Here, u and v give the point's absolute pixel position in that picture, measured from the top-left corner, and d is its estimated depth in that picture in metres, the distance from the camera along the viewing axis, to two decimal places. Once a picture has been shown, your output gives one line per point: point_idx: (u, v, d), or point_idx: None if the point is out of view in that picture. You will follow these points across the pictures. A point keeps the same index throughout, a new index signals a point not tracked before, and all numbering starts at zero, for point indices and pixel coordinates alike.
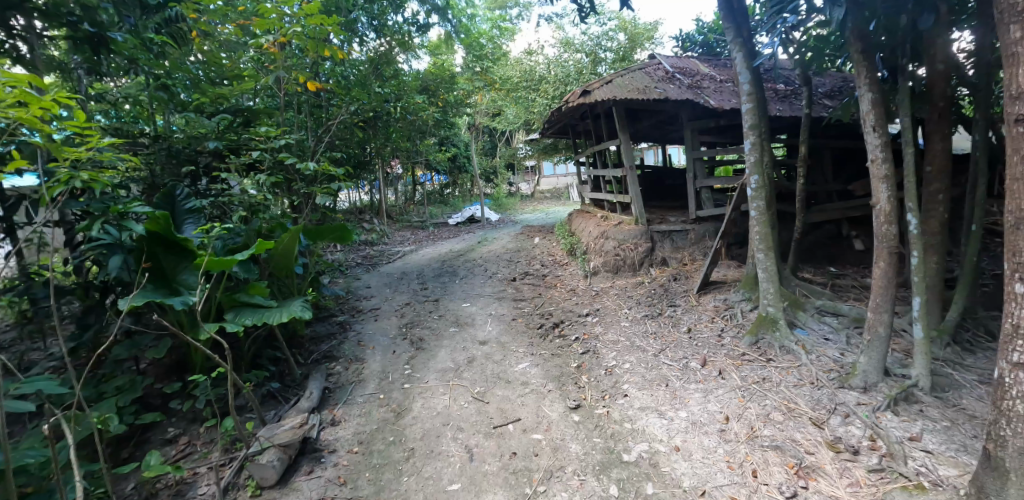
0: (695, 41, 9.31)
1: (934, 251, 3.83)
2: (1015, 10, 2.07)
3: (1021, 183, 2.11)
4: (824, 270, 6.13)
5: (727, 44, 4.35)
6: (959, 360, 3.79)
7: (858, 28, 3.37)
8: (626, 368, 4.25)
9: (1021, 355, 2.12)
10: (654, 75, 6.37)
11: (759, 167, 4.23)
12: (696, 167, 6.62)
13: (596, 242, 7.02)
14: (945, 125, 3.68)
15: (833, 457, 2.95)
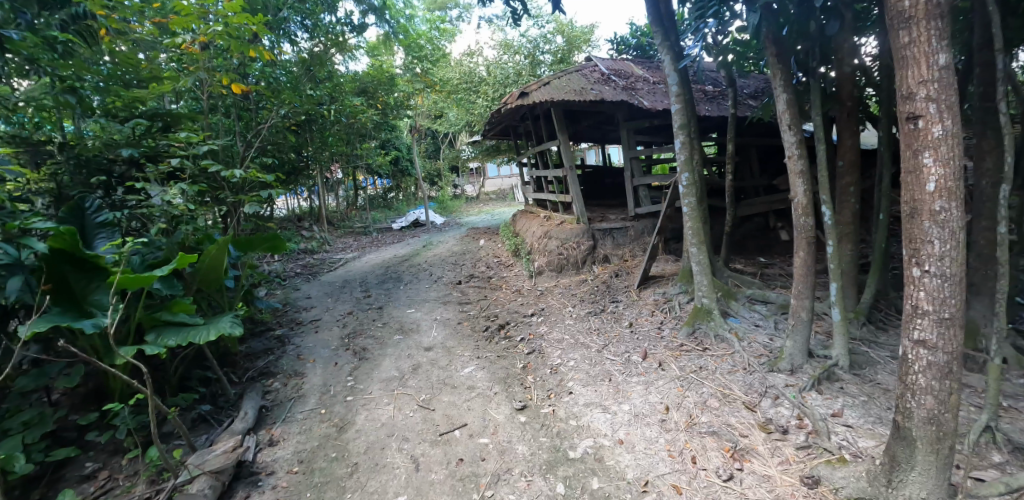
0: (629, 45, 9.67)
1: (848, 239, 4.13)
2: (903, 17, 2.24)
3: (913, 176, 2.29)
4: (754, 261, 6.51)
5: (656, 47, 4.49)
6: (873, 338, 4.12)
7: (773, 33, 3.58)
8: (570, 365, 4.31)
9: (922, 332, 2.31)
10: (590, 77, 6.53)
11: (690, 165, 4.40)
12: (633, 166, 6.85)
13: (540, 242, 7.05)
14: (853, 123, 3.97)
15: (765, 438, 3.12)
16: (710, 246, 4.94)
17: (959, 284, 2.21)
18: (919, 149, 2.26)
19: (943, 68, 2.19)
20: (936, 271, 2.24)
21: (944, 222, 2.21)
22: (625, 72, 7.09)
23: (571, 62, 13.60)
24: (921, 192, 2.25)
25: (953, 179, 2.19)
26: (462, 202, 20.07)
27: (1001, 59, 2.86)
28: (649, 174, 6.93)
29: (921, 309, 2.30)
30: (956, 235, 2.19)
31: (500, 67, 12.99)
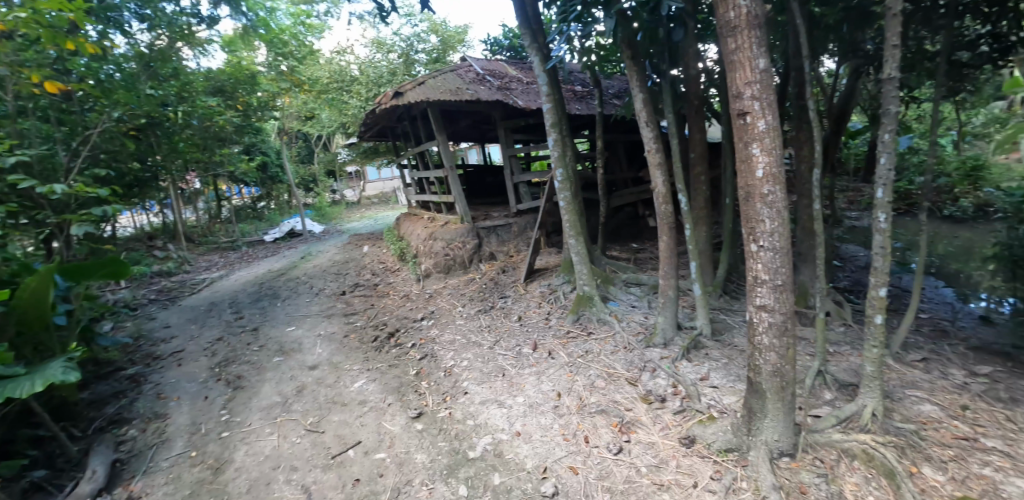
0: (502, 46, 10.11)
1: (703, 222, 4.66)
2: (729, 26, 2.51)
3: (745, 164, 2.51)
4: (628, 247, 7.13)
5: (525, 49, 4.67)
6: (728, 306, 4.72)
7: (627, 38, 3.90)
8: (464, 365, 4.30)
9: (762, 300, 2.56)
10: (466, 77, 6.58)
11: (563, 162, 4.64)
12: (512, 163, 6.98)
13: (425, 245, 6.89)
14: (699, 119, 4.49)
15: (648, 409, 3.40)
16: (587, 236, 5.24)
17: (786, 256, 2.48)
18: (748, 142, 2.49)
19: (762, 71, 2.48)
20: (769, 246, 2.47)
21: (771, 203, 2.44)
22: (500, 72, 7.27)
23: (448, 62, 13.65)
24: (753, 178, 2.46)
25: (775, 166, 2.44)
26: (345, 208, 19.07)
27: (807, 62, 3.39)
28: (527, 171, 7.14)
29: (760, 280, 2.54)
30: (781, 213, 2.44)
31: (374, 66, 12.82)
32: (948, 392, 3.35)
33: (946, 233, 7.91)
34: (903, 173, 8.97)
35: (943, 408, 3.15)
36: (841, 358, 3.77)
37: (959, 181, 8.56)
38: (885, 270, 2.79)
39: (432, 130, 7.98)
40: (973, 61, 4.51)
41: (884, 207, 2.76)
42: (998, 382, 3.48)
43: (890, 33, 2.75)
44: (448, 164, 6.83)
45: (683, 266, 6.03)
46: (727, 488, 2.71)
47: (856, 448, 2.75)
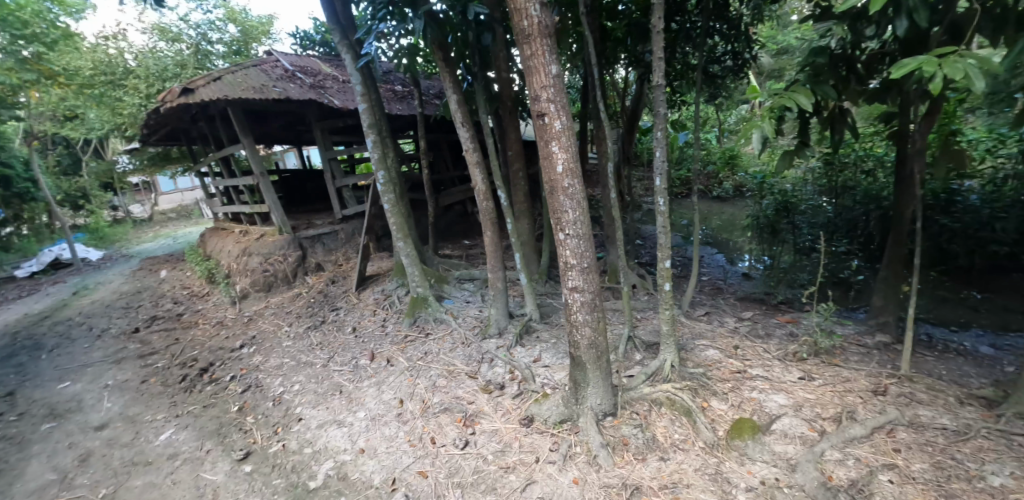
0: (314, 40, 9.80)
1: (525, 217, 5.06)
2: (524, 34, 2.61)
3: (548, 161, 2.69)
4: (460, 244, 7.58)
5: (336, 45, 4.81)
6: (554, 290, 5.24)
7: (438, 39, 3.99)
8: (295, 390, 4.19)
9: (574, 282, 2.83)
10: (272, 74, 6.62)
11: (382, 163, 4.89)
12: (332, 166, 7.08)
13: (239, 262, 6.69)
14: (514, 119, 4.87)
15: (489, 399, 3.57)
16: (415, 237, 5.44)
17: (589, 241, 2.77)
18: (548, 140, 2.67)
19: (555, 76, 2.64)
20: (573, 233, 2.73)
21: (572, 195, 2.69)
22: (311, 69, 7.42)
23: (252, 56, 12.39)
24: (554, 172, 2.67)
25: (572, 161, 2.67)
26: (135, 226, 16.03)
27: (596, 68, 3.64)
28: (349, 176, 7.39)
29: (569, 264, 2.79)
30: (580, 204, 2.71)
31: (153, 56, 10.87)
32: (725, 337, 4.14)
33: (713, 209, 9.92)
34: (683, 161, 10.85)
35: (722, 350, 3.89)
36: (646, 321, 4.42)
37: (720, 166, 10.72)
38: (666, 245, 3.22)
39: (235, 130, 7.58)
40: (722, 71, 5.61)
41: (662, 193, 3.15)
42: (755, 323, 4.45)
43: (655, 48, 3.13)
44: (259, 171, 6.98)
45: (509, 256, 6.62)
46: (564, 455, 2.96)
47: (662, 397, 3.23)
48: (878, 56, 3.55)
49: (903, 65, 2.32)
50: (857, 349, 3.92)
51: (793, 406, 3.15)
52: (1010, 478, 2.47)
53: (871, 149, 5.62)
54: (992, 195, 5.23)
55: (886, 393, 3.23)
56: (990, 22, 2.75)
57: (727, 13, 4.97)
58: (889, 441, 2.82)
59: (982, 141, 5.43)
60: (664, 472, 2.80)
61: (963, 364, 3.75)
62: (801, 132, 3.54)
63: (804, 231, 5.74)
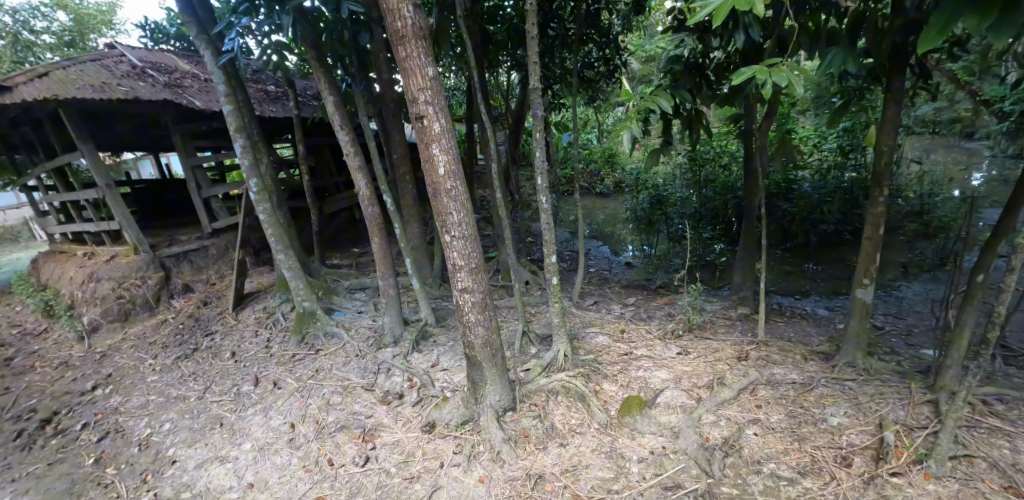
0: (168, 33, 8.75)
1: (414, 221, 5.04)
2: (398, 35, 2.50)
3: (429, 164, 2.66)
4: (350, 252, 7.27)
5: (193, 39, 4.37)
6: (449, 292, 5.25)
7: (309, 37, 3.78)
8: (166, 430, 3.70)
9: (464, 282, 2.84)
10: (116, 70, 5.75)
11: (255, 170, 4.53)
12: (197, 175, 6.53)
13: (83, 290, 5.70)
14: (397, 122, 4.82)
15: (388, 410, 3.47)
16: (297, 248, 5.14)
17: (475, 242, 2.80)
18: (428, 143, 2.63)
19: (432, 78, 2.60)
20: (459, 235, 2.74)
21: (455, 197, 2.69)
22: (165, 66, 6.60)
23: (89, 48, 10.70)
24: (436, 175, 2.65)
25: (454, 163, 2.68)
26: None
27: (475, 72, 3.69)
28: (218, 184, 6.80)
29: (458, 265, 2.80)
30: (465, 205, 2.73)
31: None
32: (612, 322, 4.46)
33: (596, 205, 10.65)
34: (567, 161, 11.46)
35: (611, 335, 4.17)
36: (540, 315, 4.60)
37: (601, 165, 11.53)
38: (552, 241, 3.37)
39: (68, 137, 6.54)
40: (597, 76, 6.00)
41: (546, 192, 3.31)
42: (638, 307, 4.85)
43: (530, 52, 3.17)
44: (103, 181, 6.04)
45: (401, 263, 6.56)
46: (468, 455, 2.96)
47: (557, 385, 3.38)
48: (725, 65, 3.93)
49: (739, 73, 2.40)
50: (723, 322, 4.46)
51: (672, 379, 3.48)
52: (844, 416, 2.97)
53: (727, 147, 6.60)
54: (819, 183, 6.35)
55: (748, 358, 3.70)
56: (808, 39, 3.24)
57: (599, 22, 5.33)
58: (752, 400, 3.21)
59: (812, 138, 6.81)
60: (564, 456, 2.92)
61: (806, 326, 4.44)
62: (664, 132, 3.79)
63: (676, 220, 6.45)
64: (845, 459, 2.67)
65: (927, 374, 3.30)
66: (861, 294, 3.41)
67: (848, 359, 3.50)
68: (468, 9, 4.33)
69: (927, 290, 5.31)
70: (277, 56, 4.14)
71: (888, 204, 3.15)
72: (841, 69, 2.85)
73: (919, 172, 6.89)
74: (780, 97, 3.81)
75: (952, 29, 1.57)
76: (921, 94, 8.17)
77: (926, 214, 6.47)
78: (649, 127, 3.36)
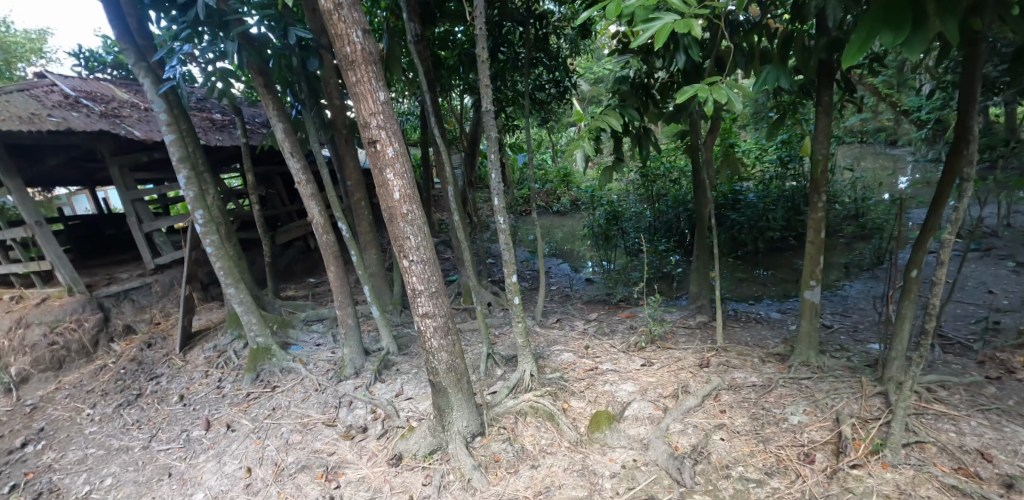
0: (105, 61, 8.37)
1: (371, 246, 4.96)
2: (348, 60, 2.47)
3: (385, 189, 2.61)
4: (304, 283, 7.05)
5: (131, 67, 4.18)
6: (410, 319, 5.15)
7: (255, 65, 3.71)
8: (107, 485, 3.41)
9: (424, 307, 2.79)
10: (46, 100, 5.42)
11: (201, 201, 4.32)
12: (138, 209, 6.20)
13: (10, 338, 5.24)
14: (350, 147, 4.75)
15: (351, 445, 3.34)
16: (249, 282, 4.93)
17: (434, 266, 2.76)
18: (382, 167, 2.59)
19: (383, 103, 2.56)
20: (418, 259, 2.70)
21: (412, 220, 2.65)
22: (102, 95, 6.29)
23: (17, 77, 10.06)
24: (391, 200, 2.60)
25: (409, 187, 2.64)
26: None
27: (428, 96, 3.69)
28: (161, 217, 6.49)
29: (417, 290, 2.74)
30: (422, 228, 2.69)
31: None
32: (576, 340, 4.47)
33: (554, 223, 10.79)
34: (523, 181, 11.62)
35: (575, 352, 4.18)
36: (503, 337, 4.58)
37: (556, 184, 11.71)
38: (512, 261, 3.37)
39: None
40: (548, 97, 6.16)
41: (504, 212, 3.30)
42: (600, 322, 4.91)
43: (482, 76, 3.19)
44: (31, 218, 5.65)
45: (360, 291, 6.40)
46: (438, 486, 2.86)
47: (526, 406, 3.37)
48: (669, 84, 4.11)
49: (682, 91, 2.51)
50: (683, 331, 4.57)
51: (639, 391, 3.52)
52: (804, 414, 3.08)
53: (675, 163, 6.96)
54: (762, 192, 6.72)
55: (709, 365, 3.80)
56: (744, 57, 3.42)
57: (547, 45, 5.49)
58: (716, 405, 3.29)
59: (752, 150, 7.20)
60: (536, 479, 2.87)
61: (760, 330, 4.61)
62: (615, 149, 3.87)
63: (632, 235, 6.65)
64: (808, 456, 2.76)
65: (874, 367, 3.48)
66: (809, 296, 3.57)
67: (802, 358, 3.65)
68: (418, 34, 4.35)
69: (868, 287, 5.64)
70: (222, 83, 4.01)
71: (826, 209, 3.34)
72: (775, 85, 3.04)
73: (852, 178, 7.38)
74: (721, 113, 4.01)
75: (872, 44, 1.70)
76: (848, 106, 8.83)
77: (861, 216, 6.95)
78: (600, 145, 3.44)
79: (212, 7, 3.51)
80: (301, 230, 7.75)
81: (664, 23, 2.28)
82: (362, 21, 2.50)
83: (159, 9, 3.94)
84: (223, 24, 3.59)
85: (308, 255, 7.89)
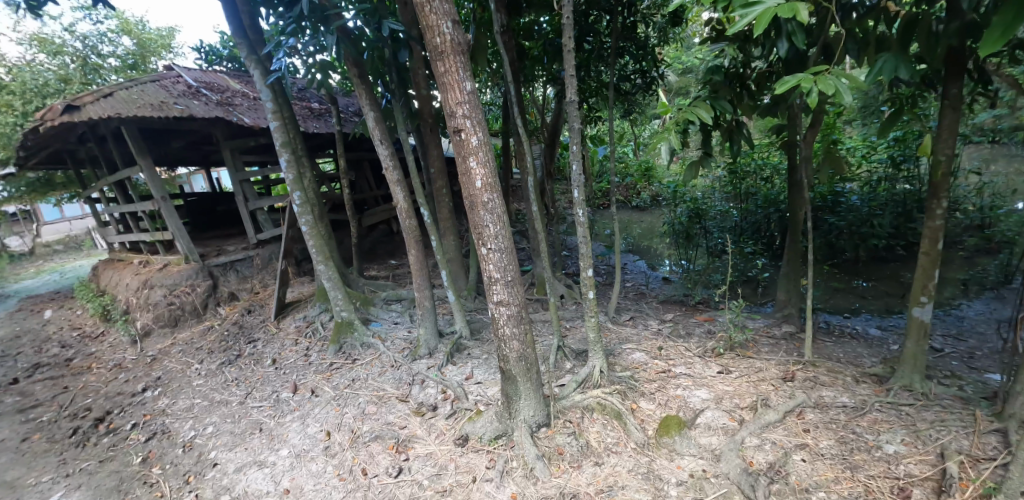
0: (222, 55, 9.32)
1: (450, 233, 5.09)
2: (437, 51, 2.54)
3: (468, 177, 2.66)
4: (387, 264, 7.45)
5: (243, 60, 4.60)
6: (484, 306, 5.26)
7: (352, 55, 3.93)
8: (208, 433, 3.84)
9: (499, 295, 2.83)
10: (173, 90, 6.12)
11: (298, 183, 4.69)
12: (245, 188, 6.82)
13: (138, 296, 6.05)
14: (435, 135, 4.91)
15: (422, 422, 3.49)
16: (337, 260, 5.29)
17: (511, 255, 2.79)
18: (466, 156, 2.65)
19: (470, 93, 2.61)
20: (496, 247, 2.73)
21: (492, 209, 2.69)
22: (218, 86, 6.98)
23: (150, 70, 11.53)
24: (473, 188, 2.65)
25: (491, 177, 2.68)
26: (8, 263, 14.18)
27: (512, 86, 3.68)
28: (264, 197, 7.10)
29: (494, 278, 2.79)
30: (501, 218, 2.72)
31: (30, 69, 9.95)
32: (649, 339, 4.33)
33: (632, 219, 10.50)
34: (603, 174, 11.47)
35: (647, 352, 4.05)
36: (574, 330, 4.55)
37: (637, 178, 11.37)
38: (588, 254, 3.31)
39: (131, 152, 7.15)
40: (633, 89, 5.94)
41: (582, 205, 3.25)
42: (675, 324, 4.72)
43: (567, 66, 3.14)
44: (159, 193, 6.42)
45: (439, 276, 6.67)
46: (501, 471, 2.92)
47: (593, 402, 3.30)
48: (766, 75, 3.80)
49: (782, 81, 2.31)
50: (767, 341, 4.26)
51: (713, 399, 3.35)
52: (901, 444, 2.77)
53: (768, 160, 6.50)
54: (868, 195, 6.06)
55: (794, 379, 3.52)
56: (855, 45, 3.09)
57: (634, 35, 5.32)
58: (798, 423, 3.05)
59: (859, 148, 6.50)
60: (599, 476, 2.84)
61: (855, 346, 4.19)
62: (703, 143, 3.67)
63: (716, 235, 6.27)
64: (903, 491, 2.48)
65: (994, 401, 3.03)
66: (917, 313, 3.18)
67: (905, 382, 3.27)
68: (504, 24, 4.40)
69: (991, 309, 4.94)
70: (320, 74, 4.29)
71: (947, 216, 2.94)
72: (892, 77, 2.71)
73: (980, 183, 6.45)
74: (825, 106, 3.65)
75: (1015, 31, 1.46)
76: (982, 100, 7.70)
77: (988, 227, 6.05)
78: (688, 138, 3.28)
79: (315, 3, 3.74)
80: (385, 215, 8.15)
81: (766, 8, 2.11)
82: (452, 13, 2.56)
83: (269, 6, 4.29)
84: (324, 18, 3.82)
85: (391, 238, 8.30)
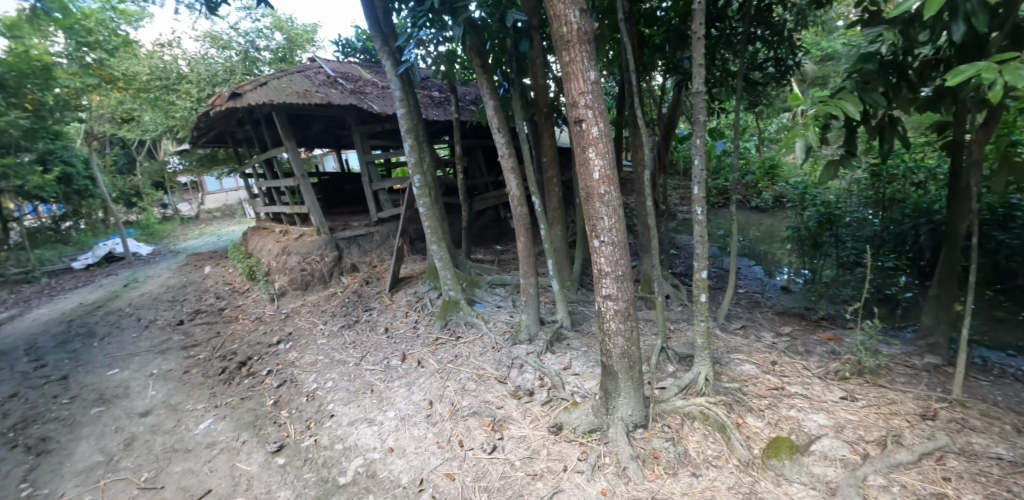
0: (355, 47, 10.20)
1: (558, 222, 5.11)
2: (563, 40, 2.54)
3: (585, 168, 2.64)
4: (492, 249, 7.72)
5: (376, 51, 4.98)
6: (584, 298, 5.23)
7: (476, 46, 4.07)
8: (328, 387, 4.30)
9: (608, 289, 2.79)
10: (315, 79, 6.83)
11: (419, 167, 5.01)
12: (371, 169, 7.38)
13: (278, 260, 6.94)
14: (549, 125, 4.93)
15: (518, 404, 3.59)
16: (449, 241, 5.58)
17: (623, 249, 2.73)
18: (584, 146, 2.63)
19: (593, 82, 2.57)
20: (609, 240, 2.70)
21: (608, 202, 2.65)
22: (352, 76, 7.64)
23: (295, 62, 12.98)
24: (590, 179, 2.63)
25: (609, 169, 2.63)
26: (180, 224, 17.01)
27: (633, 75, 3.57)
28: (385, 179, 7.66)
29: (604, 271, 2.76)
30: (616, 211, 2.67)
31: (204, 61, 11.69)
32: (762, 352, 4.01)
33: (749, 221, 9.72)
34: (720, 171, 10.72)
35: (759, 366, 3.76)
36: (680, 333, 4.36)
37: (758, 177, 10.47)
38: (704, 255, 3.13)
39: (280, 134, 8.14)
40: (764, 80, 5.45)
41: (702, 202, 3.08)
42: (795, 339, 4.31)
43: (697, 54, 2.97)
44: (299, 171, 7.24)
45: (543, 264, 6.77)
46: (593, 465, 2.91)
47: (696, 411, 3.13)
48: (932, 63, 3.27)
49: (960, 71, 1.98)
50: (903, 371, 3.70)
51: (834, 426, 3.02)
52: None
53: (925, 162, 5.62)
54: None
55: (937, 417, 3.06)
56: None
57: (771, 20, 4.87)
58: (939, 469, 2.64)
59: None
60: (696, 488, 2.71)
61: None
62: (848, 142, 3.28)
63: (851, 245, 5.59)
64: None
65: None
66: None
67: None
68: (628, 11, 4.26)
69: None
70: (444, 64, 4.51)
71: None
72: None
73: None
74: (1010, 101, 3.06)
75: None
76: None
77: None
78: (833, 135, 2.95)
79: None
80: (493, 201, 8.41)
81: None
82: (580, 1, 2.53)
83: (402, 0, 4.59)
84: (452, 10, 3.99)
85: (497, 224, 8.55)
